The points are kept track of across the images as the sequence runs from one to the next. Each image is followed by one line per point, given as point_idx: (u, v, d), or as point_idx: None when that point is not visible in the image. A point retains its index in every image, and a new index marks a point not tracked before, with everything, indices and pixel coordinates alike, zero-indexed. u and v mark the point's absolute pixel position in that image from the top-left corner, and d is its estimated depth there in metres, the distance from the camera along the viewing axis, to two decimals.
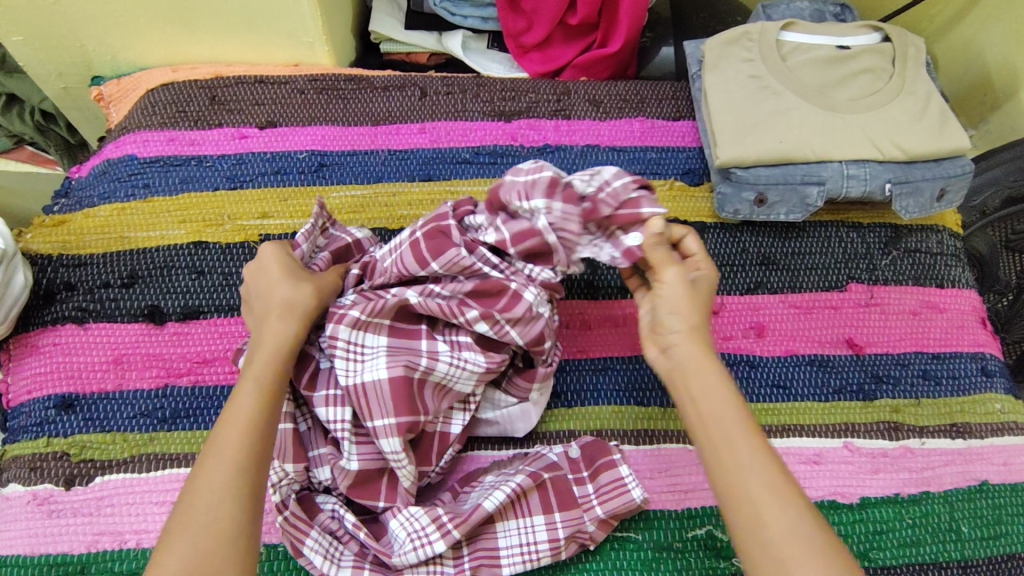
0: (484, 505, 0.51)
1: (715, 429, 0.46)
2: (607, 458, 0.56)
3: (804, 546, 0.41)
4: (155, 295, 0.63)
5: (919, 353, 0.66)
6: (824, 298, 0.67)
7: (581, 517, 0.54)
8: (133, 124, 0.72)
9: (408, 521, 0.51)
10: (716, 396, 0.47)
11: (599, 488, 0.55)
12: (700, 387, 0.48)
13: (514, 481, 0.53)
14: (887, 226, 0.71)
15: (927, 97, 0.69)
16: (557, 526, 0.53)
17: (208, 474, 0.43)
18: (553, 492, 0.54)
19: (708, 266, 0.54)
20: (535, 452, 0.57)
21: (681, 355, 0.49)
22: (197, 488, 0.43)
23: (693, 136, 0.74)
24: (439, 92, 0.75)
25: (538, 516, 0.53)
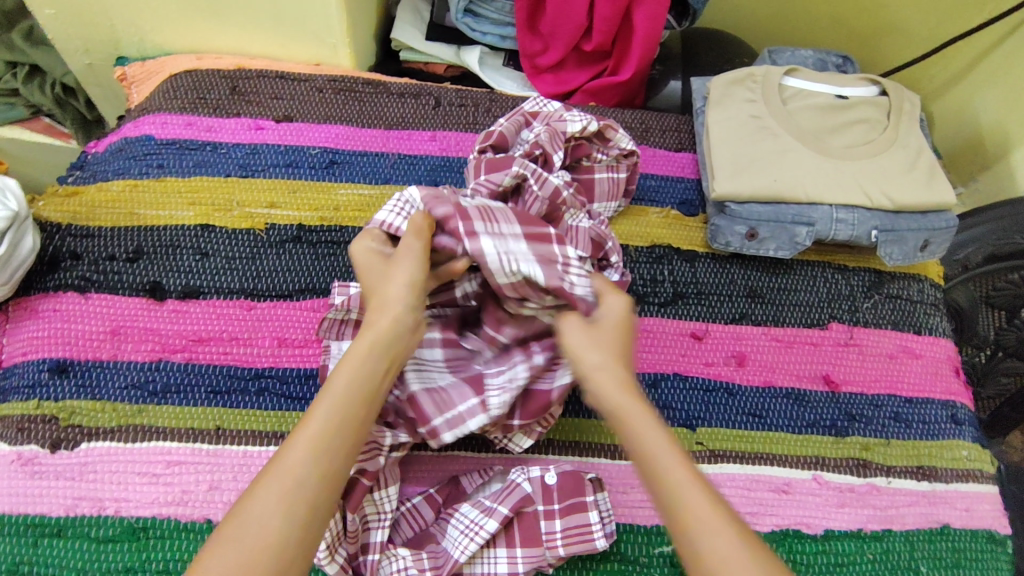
0: (459, 557, 0.52)
1: (648, 456, 0.43)
2: (579, 501, 0.56)
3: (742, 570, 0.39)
4: (158, 271, 0.64)
5: (892, 395, 0.68)
6: (805, 334, 0.70)
7: (542, 554, 0.54)
8: (154, 106, 0.74)
9: (392, 558, 0.52)
10: (638, 413, 0.45)
11: (565, 530, 0.55)
12: (630, 418, 0.45)
13: (485, 531, 0.53)
14: (870, 271, 0.74)
15: (917, 150, 0.72)
16: (517, 561, 0.54)
17: (269, 483, 0.40)
18: (519, 531, 0.55)
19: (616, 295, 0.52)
20: (511, 480, 0.56)
21: (613, 378, 0.47)
22: (250, 501, 0.39)
23: (692, 169, 0.78)
24: (452, 103, 0.79)
25: (500, 548, 0.54)
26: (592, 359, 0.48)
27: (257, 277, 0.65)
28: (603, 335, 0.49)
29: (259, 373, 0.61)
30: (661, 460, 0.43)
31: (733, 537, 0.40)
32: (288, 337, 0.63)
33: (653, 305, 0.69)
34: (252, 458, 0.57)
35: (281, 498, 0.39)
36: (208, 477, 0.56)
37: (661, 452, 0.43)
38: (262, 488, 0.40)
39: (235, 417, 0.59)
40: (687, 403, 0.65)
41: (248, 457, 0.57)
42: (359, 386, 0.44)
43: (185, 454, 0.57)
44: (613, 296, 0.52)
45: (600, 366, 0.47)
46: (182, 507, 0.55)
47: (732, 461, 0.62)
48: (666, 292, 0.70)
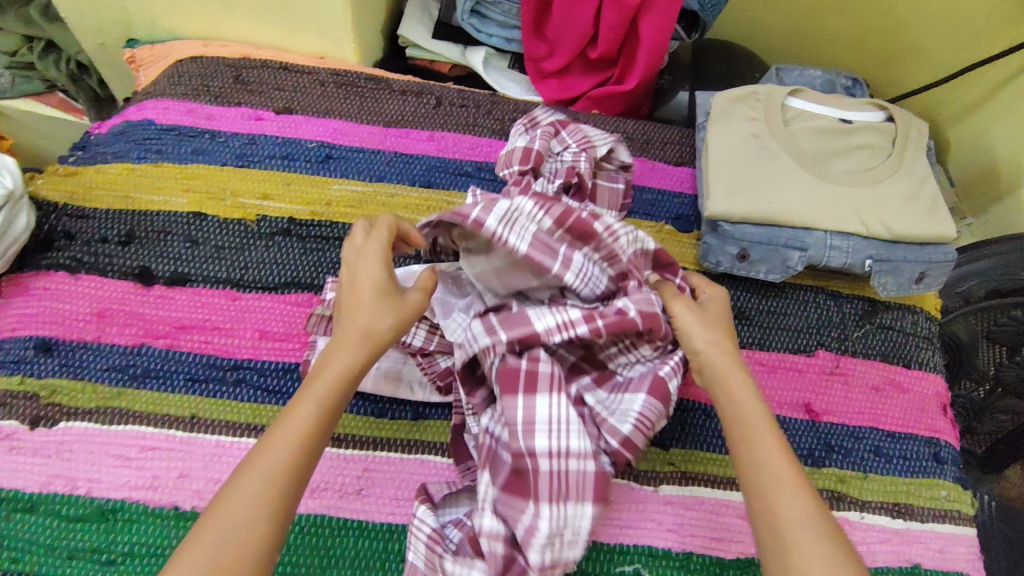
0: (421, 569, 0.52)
1: (736, 417, 0.51)
2: None
3: (809, 532, 0.44)
4: (147, 256, 0.65)
5: (874, 429, 0.67)
6: (790, 360, 0.69)
7: None
8: (158, 91, 0.75)
9: None
10: (740, 390, 0.53)
11: None
12: (733, 386, 0.53)
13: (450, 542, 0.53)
14: (863, 299, 0.73)
15: (920, 179, 0.70)
16: None
17: (242, 489, 0.42)
18: None
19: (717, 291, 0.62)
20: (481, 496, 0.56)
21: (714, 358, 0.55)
22: (224, 503, 0.41)
23: (690, 184, 0.77)
24: (453, 103, 0.79)
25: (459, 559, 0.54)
26: (708, 337, 0.56)
27: (245, 268, 0.66)
28: (712, 319, 0.58)
29: (238, 364, 0.61)
30: (756, 423, 0.50)
31: (809, 506, 0.45)
32: (269, 330, 0.63)
33: None
34: (223, 448, 0.58)
35: (265, 486, 0.42)
36: (179, 464, 0.57)
37: (756, 420, 0.50)
38: (237, 494, 0.42)
39: (211, 406, 0.59)
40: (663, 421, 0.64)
41: (220, 447, 0.58)
42: (334, 397, 0.47)
43: (159, 440, 0.58)
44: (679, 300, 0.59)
45: (708, 346, 0.56)
46: (150, 492, 0.56)
47: (704, 484, 0.61)
48: None
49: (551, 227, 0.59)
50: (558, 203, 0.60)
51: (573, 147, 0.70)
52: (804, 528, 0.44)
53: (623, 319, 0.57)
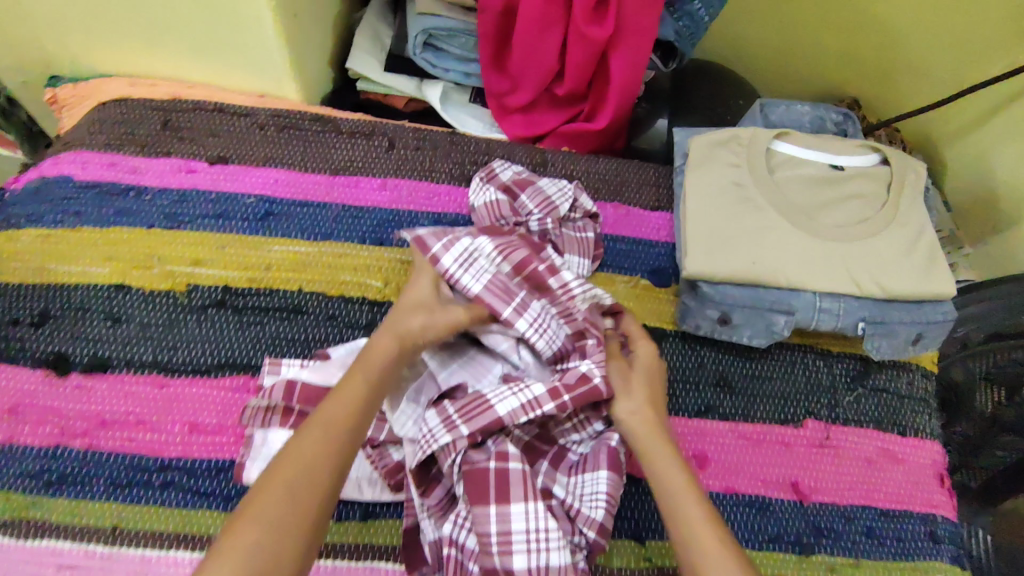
0: None
1: (660, 488, 0.49)
2: None
3: None
4: (64, 340, 0.59)
5: (867, 507, 0.62)
6: (776, 432, 0.63)
7: None
8: (77, 140, 0.68)
9: None
10: (660, 454, 0.51)
11: None
12: (655, 453, 0.51)
13: None
14: (855, 359, 0.67)
15: (917, 230, 0.64)
16: None
17: None
18: None
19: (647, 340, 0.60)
20: None
21: (639, 418, 0.54)
22: None
23: (668, 232, 0.71)
24: (407, 146, 0.72)
25: None
26: (628, 398, 0.54)
27: (174, 349, 0.59)
28: (641, 374, 0.57)
29: (165, 464, 0.55)
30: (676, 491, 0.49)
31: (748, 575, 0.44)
32: (201, 422, 0.57)
33: None
34: (148, 564, 0.51)
35: None
36: None
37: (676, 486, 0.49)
38: None
39: (134, 515, 0.53)
40: (638, 509, 0.59)
41: (144, 564, 0.51)
42: (300, 498, 0.42)
43: (77, 558, 0.51)
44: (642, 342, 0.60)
45: (631, 409, 0.54)
46: None
47: None
48: None
49: (508, 272, 0.59)
50: (517, 249, 0.59)
51: (535, 213, 0.65)
52: None
53: (589, 389, 0.53)
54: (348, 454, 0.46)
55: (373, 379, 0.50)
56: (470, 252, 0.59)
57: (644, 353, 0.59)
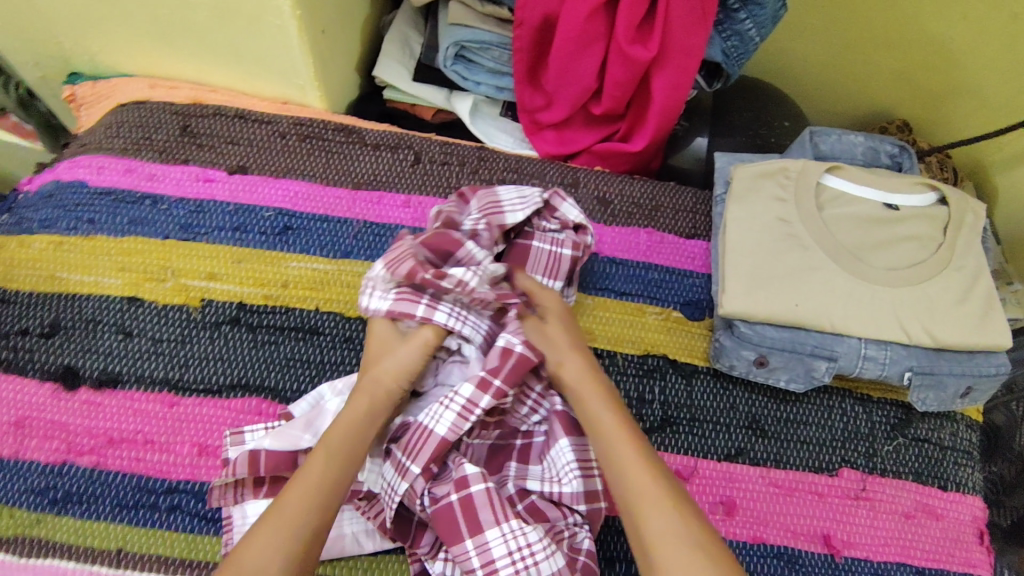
0: None
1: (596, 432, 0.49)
2: None
3: (678, 545, 0.42)
4: (73, 353, 0.57)
5: (903, 565, 0.58)
6: (809, 481, 0.60)
7: None
8: (95, 144, 0.66)
9: None
10: (592, 402, 0.51)
11: None
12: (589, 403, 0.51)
13: None
14: (897, 406, 0.64)
15: (973, 276, 0.60)
16: None
17: None
18: None
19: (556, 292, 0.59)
20: None
21: (565, 368, 0.53)
22: None
23: (703, 261, 0.67)
24: (434, 160, 0.69)
25: None
26: (552, 353, 0.54)
27: (185, 367, 0.57)
28: (556, 324, 0.56)
29: (173, 488, 0.53)
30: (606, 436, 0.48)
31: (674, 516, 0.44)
32: (210, 444, 0.55)
33: None
34: None
35: None
36: None
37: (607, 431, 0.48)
38: None
39: (140, 539, 0.52)
40: None
41: None
42: None
43: None
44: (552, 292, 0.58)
45: (561, 360, 0.54)
46: None
47: None
48: (654, 416, 0.61)
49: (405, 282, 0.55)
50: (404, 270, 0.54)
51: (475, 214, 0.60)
52: (671, 540, 0.42)
53: (518, 361, 0.52)
54: (304, 548, 0.42)
55: (332, 455, 0.46)
56: (386, 285, 0.56)
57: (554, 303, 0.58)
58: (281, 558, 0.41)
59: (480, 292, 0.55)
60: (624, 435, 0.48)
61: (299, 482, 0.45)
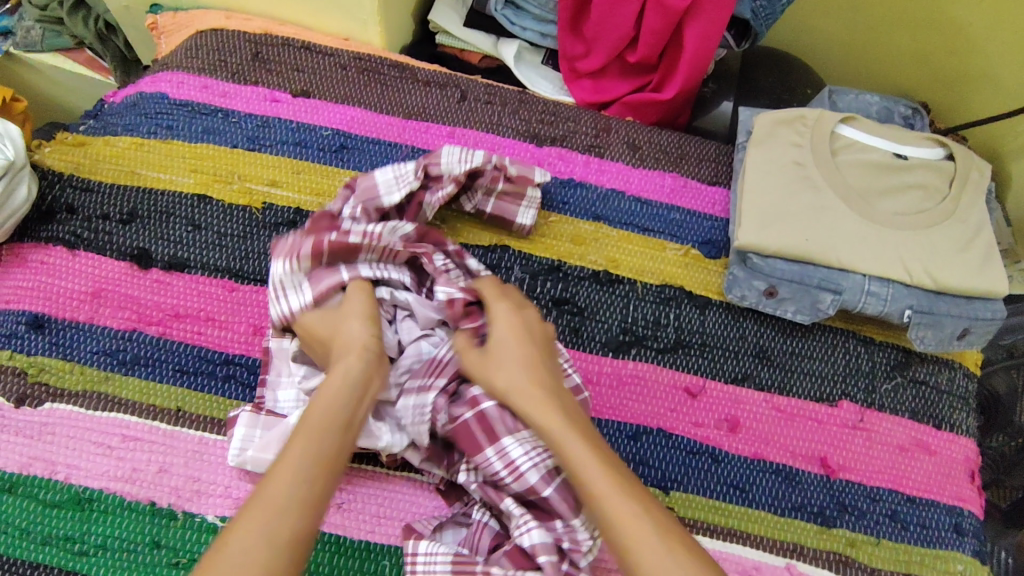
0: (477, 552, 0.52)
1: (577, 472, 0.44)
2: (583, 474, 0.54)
3: None
4: (147, 238, 0.63)
5: (895, 492, 0.62)
6: (810, 409, 0.64)
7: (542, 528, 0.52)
8: (175, 63, 0.72)
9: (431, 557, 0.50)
10: (565, 433, 0.47)
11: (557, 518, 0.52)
12: (560, 434, 0.47)
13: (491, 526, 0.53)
14: (898, 349, 0.68)
15: (974, 228, 0.65)
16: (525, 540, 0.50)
17: None
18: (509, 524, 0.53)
19: (502, 308, 0.55)
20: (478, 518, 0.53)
21: (528, 398, 0.49)
22: None
23: (723, 207, 0.72)
24: (478, 99, 0.74)
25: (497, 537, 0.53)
26: (508, 379, 0.50)
27: (245, 258, 0.63)
28: (506, 350, 0.52)
29: (229, 360, 0.59)
30: (585, 471, 0.44)
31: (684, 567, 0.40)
32: (263, 326, 0.61)
33: (651, 350, 0.65)
34: (206, 446, 0.56)
35: None
36: (160, 458, 0.55)
37: (586, 468, 0.44)
38: None
39: (197, 401, 0.57)
40: (665, 462, 0.60)
41: (202, 444, 0.56)
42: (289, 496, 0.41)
43: (143, 432, 0.56)
44: (499, 304, 0.55)
45: (519, 385, 0.50)
46: (130, 484, 0.54)
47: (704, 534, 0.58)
48: (668, 338, 0.66)
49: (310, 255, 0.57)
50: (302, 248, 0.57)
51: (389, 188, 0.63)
52: None
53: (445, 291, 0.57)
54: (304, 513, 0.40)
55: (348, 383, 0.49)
56: (293, 281, 0.57)
57: (499, 324, 0.54)
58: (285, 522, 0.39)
59: (389, 241, 0.58)
60: (581, 442, 0.46)
61: (291, 451, 0.43)
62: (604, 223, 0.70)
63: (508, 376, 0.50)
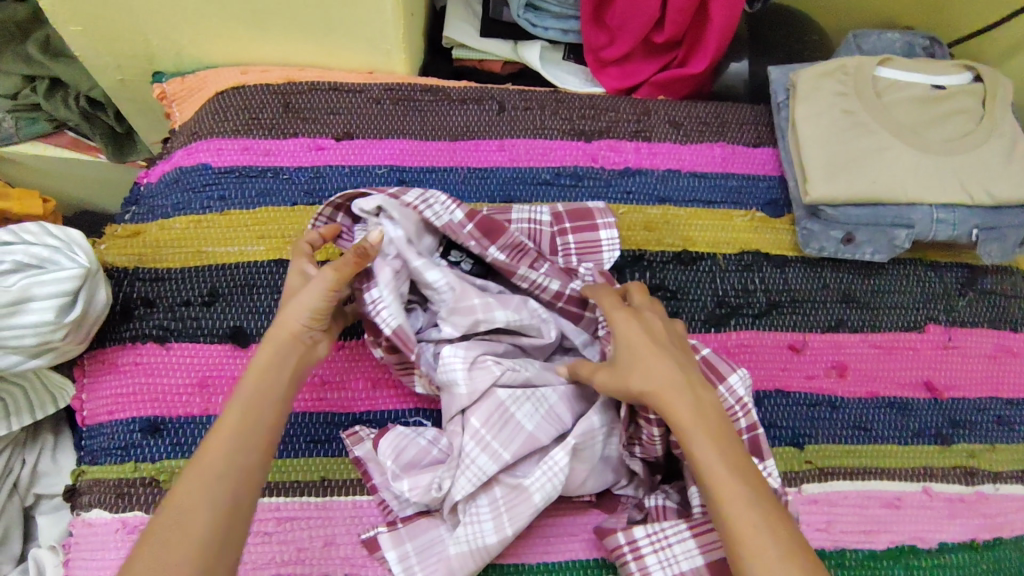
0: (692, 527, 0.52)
1: (711, 481, 0.46)
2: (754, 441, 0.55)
3: None
4: (236, 315, 0.61)
5: (994, 398, 0.67)
6: (903, 339, 0.68)
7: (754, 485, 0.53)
8: (204, 129, 0.69)
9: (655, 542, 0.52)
10: (700, 445, 0.47)
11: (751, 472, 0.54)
12: (690, 438, 0.47)
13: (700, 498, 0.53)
14: (963, 267, 0.71)
15: (1013, 139, 0.68)
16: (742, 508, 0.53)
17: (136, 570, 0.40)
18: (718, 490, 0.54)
19: (655, 312, 0.53)
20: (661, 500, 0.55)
21: (664, 393, 0.48)
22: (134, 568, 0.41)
23: (773, 165, 0.74)
24: (517, 107, 0.74)
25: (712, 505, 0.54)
26: (646, 383, 0.49)
27: None
28: (646, 350, 0.50)
29: (357, 419, 0.59)
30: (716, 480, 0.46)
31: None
32: (381, 377, 0.60)
33: (748, 317, 0.67)
34: (362, 509, 0.56)
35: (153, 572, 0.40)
36: (322, 531, 0.55)
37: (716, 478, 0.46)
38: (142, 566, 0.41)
39: (337, 468, 0.57)
40: (792, 419, 0.64)
41: (358, 508, 0.56)
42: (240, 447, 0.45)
43: (294, 510, 0.55)
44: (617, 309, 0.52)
45: (658, 387, 0.49)
46: (299, 565, 0.54)
47: (843, 478, 0.62)
48: (760, 302, 0.68)
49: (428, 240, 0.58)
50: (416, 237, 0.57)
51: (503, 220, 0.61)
52: None
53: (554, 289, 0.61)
54: (229, 523, 0.43)
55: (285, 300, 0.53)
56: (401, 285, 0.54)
57: (637, 325, 0.51)
58: (211, 535, 0.42)
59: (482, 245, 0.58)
60: (718, 462, 0.46)
61: (221, 436, 0.45)
62: (670, 204, 0.71)
63: (648, 375, 0.49)
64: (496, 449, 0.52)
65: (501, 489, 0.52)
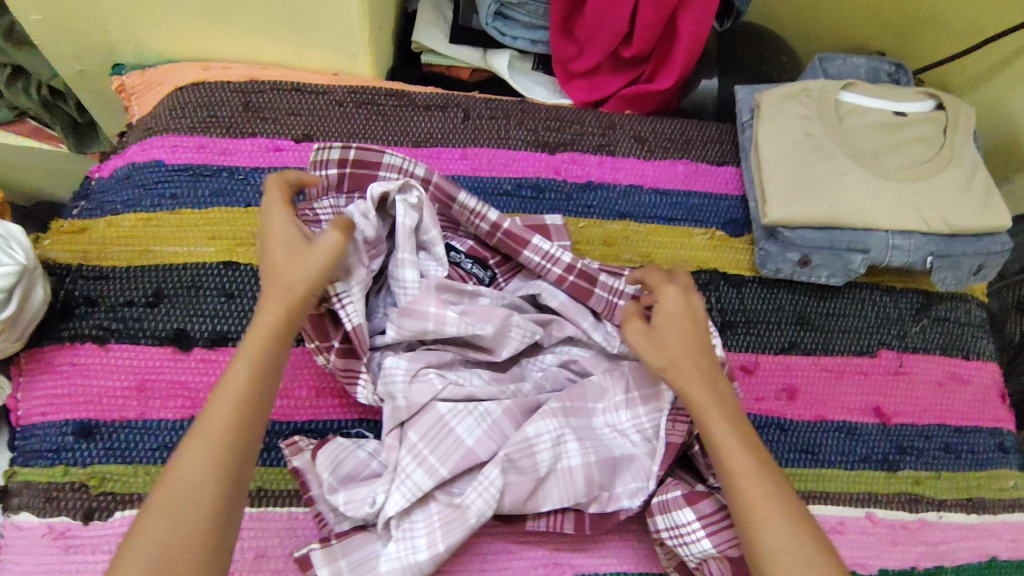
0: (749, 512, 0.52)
1: (724, 442, 0.47)
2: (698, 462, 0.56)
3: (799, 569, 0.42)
4: (180, 317, 0.60)
5: (942, 426, 0.67)
6: (855, 363, 0.68)
7: None
8: (160, 125, 0.68)
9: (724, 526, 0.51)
10: (717, 410, 0.48)
11: None
12: (703, 404, 0.49)
13: None
14: (918, 293, 0.71)
15: (972, 168, 0.69)
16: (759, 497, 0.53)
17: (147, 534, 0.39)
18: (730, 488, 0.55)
19: (680, 295, 0.53)
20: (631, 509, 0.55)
21: (689, 365, 0.50)
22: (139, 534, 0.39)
23: (736, 184, 0.74)
24: (482, 115, 0.73)
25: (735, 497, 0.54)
26: (678, 363, 0.51)
27: None
28: (671, 330, 0.52)
29: (296, 428, 0.58)
30: (727, 443, 0.47)
31: (803, 542, 0.43)
32: (324, 385, 0.59)
33: None
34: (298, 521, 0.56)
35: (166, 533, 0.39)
36: (254, 543, 0.54)
37: (726, 441, 0.47)
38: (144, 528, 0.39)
39: (274, 477, 0.56)
40: None
41: (294, 520, 0.56)
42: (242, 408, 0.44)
43: None
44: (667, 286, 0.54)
45: (675, 358, 0.51)
46: None
47: None
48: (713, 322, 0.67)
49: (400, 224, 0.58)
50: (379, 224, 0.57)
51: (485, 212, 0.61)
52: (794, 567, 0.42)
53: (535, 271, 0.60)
54: (229, 486, 0.42)
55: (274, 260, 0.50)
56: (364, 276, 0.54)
57: (670, 302, 0.53)
58: (217, 496, 0.41)
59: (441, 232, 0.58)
60: (729, 427, 0.48)
61: (221, 398, 0.44)
62: (630, 219, 0.71)
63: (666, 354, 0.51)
64: (433, 464, 0.51)
65: (436, 506, 0.52)
